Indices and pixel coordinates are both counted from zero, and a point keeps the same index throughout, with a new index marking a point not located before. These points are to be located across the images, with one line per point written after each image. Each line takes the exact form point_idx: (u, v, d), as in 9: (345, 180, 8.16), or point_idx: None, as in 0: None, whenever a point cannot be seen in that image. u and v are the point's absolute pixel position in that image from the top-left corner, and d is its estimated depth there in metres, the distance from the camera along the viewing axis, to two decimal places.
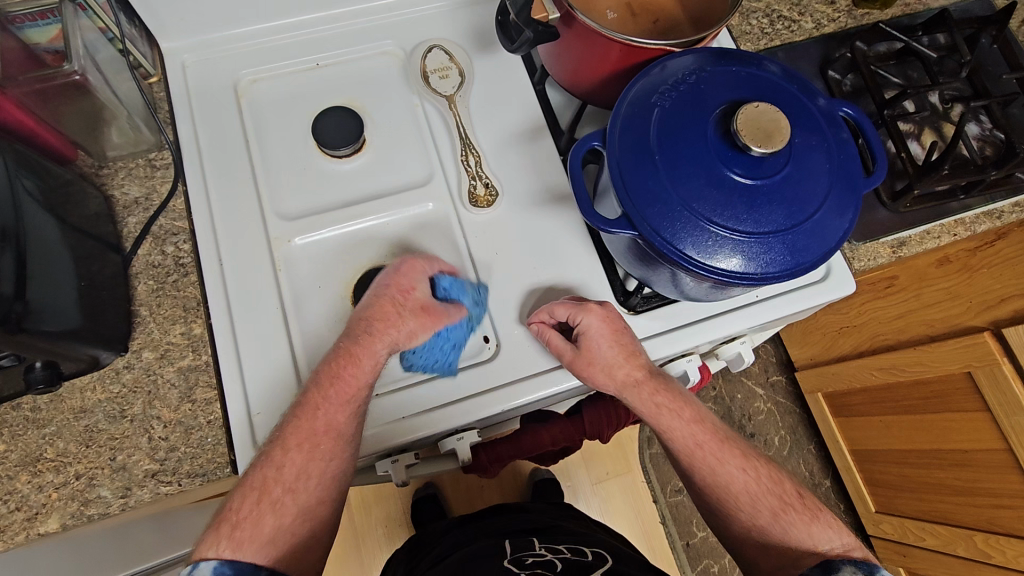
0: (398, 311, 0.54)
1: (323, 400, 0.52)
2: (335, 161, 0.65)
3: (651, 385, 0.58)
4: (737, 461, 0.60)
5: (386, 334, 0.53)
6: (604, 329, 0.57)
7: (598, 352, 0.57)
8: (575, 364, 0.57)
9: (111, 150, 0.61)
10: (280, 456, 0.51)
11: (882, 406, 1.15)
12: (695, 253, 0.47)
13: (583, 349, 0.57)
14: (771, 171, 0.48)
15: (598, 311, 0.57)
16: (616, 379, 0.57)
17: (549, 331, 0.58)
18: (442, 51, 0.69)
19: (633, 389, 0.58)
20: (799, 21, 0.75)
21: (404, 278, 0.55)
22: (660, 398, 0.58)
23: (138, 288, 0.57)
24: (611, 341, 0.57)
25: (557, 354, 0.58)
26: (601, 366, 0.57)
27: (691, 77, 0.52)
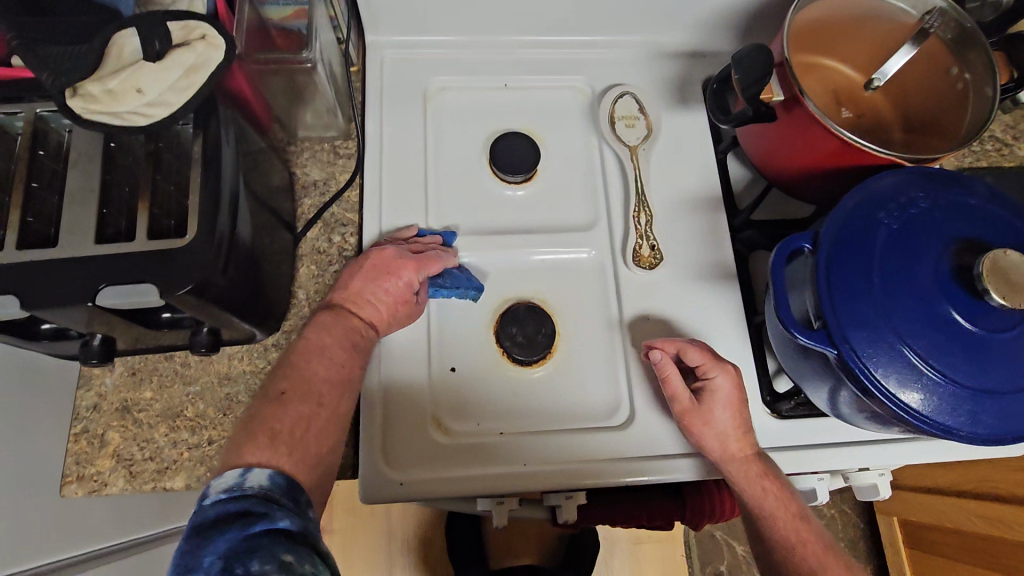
0: (408, 294, 0.53)
1: (336, 331, 0.49)
2: (505, 184, 0.65)
3: (759, 465, 0.55)
4: (844, 575, 0.53)
5: (390, 303, 0.52)
6: (732, 394, 0.54)
7: (716, 413, 0.54)
8: (687, 416, 0.55)
9: (303, 129, 0.63)
10: (318, 393, 0.45)
11: (972, 555, 1.06)
12: (900, 392, 0.43)
13: (702, 404, 0.54)
14: (1000, 326, 0.44)
15: (727, 372, 0.54)
16: (727, 449, 0.54)
17: (672, 368, 0.54)
18: (633, 98, 0.67)
19: (742, 463, 0.54)
20: (1013, 146, 0.69)
21: (428, 265, 0.54)
22: (768, 480, 0.54)
23: (301, 270, 0.58)
24: (732, 408, 0.54)
25: (670, 398, 0.55)
26: (715, 430, 0.54)
27: (925, 201, 0.48)
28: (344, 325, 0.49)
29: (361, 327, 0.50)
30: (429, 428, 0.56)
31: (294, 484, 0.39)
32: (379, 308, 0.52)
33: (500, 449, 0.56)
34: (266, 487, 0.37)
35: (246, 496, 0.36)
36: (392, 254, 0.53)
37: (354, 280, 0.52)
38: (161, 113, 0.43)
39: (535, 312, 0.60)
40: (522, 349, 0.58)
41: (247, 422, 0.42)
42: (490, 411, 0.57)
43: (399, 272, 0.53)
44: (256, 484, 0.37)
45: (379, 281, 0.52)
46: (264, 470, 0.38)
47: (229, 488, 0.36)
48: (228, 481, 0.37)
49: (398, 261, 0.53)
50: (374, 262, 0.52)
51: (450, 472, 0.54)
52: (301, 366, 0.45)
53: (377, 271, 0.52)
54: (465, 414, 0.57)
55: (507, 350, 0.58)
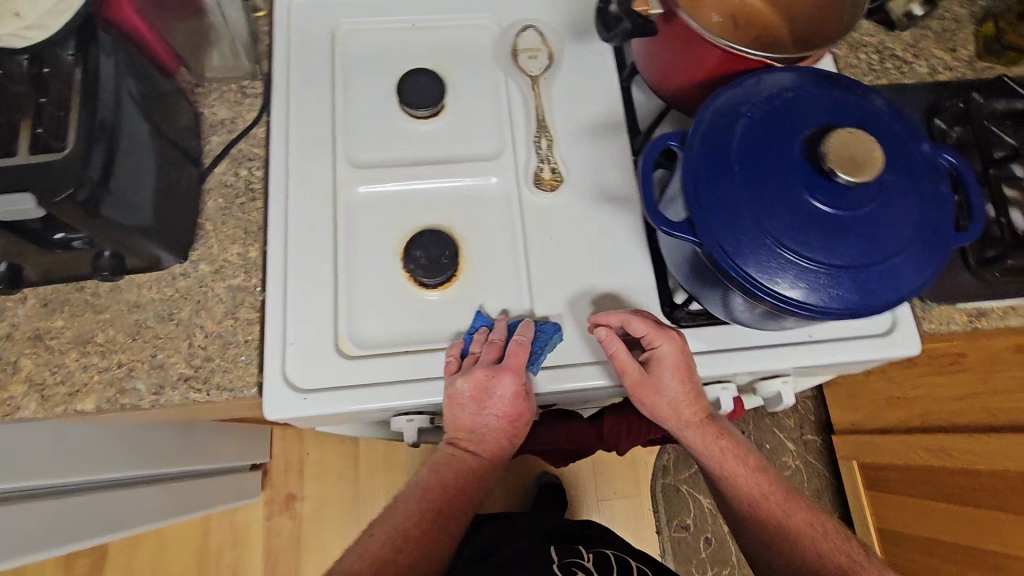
0: (517, 404, 0.54)
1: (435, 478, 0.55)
2: (412, 120, 0.67)
3: (714, 429, 0.59)
4: (804, 515, 0.59)
5: (501, 423, 0.55)
6: (678, 361, 0.55)
7: (666, 381, 0.56)
8: (638, 389, 0.56)
9: (210, 71, 0.65)
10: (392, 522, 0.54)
11: (921, 489, 1.09)
12: (754, 271, 0.45)
13: (651, 374, 0.56)
14: (854, 204, 0.45)
15: (672, 340, 0.55)
16: (681, 416, 0.57)
17: (619, 342, 0.55)
18: (536, 31, 0.69)
19: (696, 427, 0.58)
20: (912, 63, 0.71)
21: (519, 368, 0.54)
22: (723, 441, 0.59)
23: (208, 204, 0.60)
24: (680, 375, 0.56)
25: (619, 371, 0.56)
26: (666, 400, 0.57)
27: (788, 93, 0.50)
28: (456, 466, 0.55)
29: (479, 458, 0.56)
30: (334, 347, 0.56)
31: None
32: (494, 429, 0.55)
33: (407, 364, 0.56)
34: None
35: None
36: (479, 379, 0.53)
37: (462, 419, 0.54)
38: (39, 36, 0.44)
39: (438, 236, 0.61)
40: (426, 271, 0.59)
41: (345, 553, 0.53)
42: (398, 331, 0.59)
43: (495, 390, 0.53)
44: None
45: (484, 407, 0.54)
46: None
47: None
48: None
49: (491, 383, 0.53)
50: (471, 393, 0.53)
51: (351, 390, 0.55)
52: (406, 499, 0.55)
53: (478, 400, 0.54)
54: (371, 334, 0.58)
55: (411, 272, 0.60)
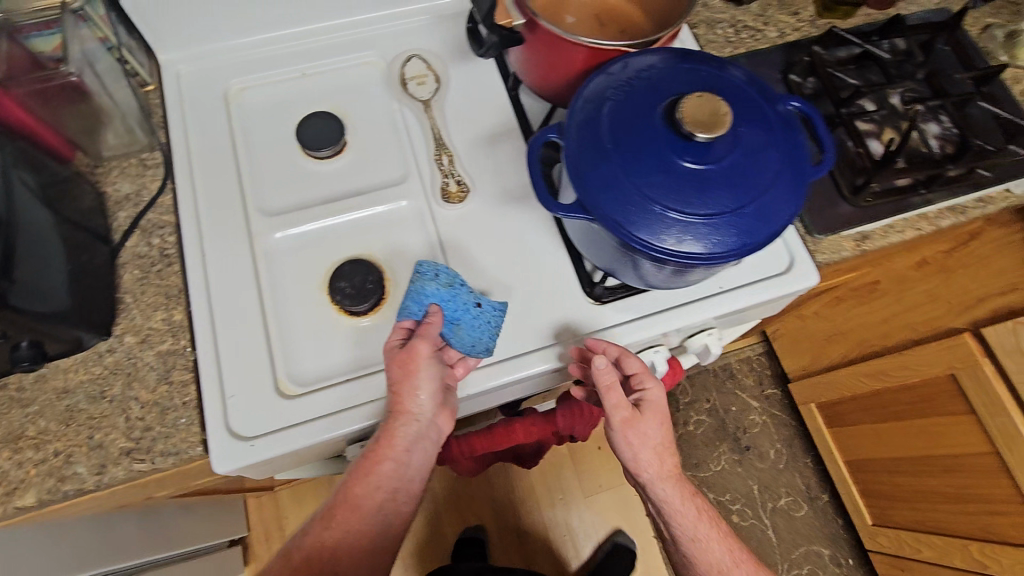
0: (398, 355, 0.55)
1: (362, 473, 0.54)
2: (317, 161, 0.69)
3: (689, 485, 0.61)
4: None
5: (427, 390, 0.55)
6: (663, 404, 0.60)
7: (653, 422, 0.59)
8: (627, 429, 0.59)
9: (107, 150, 0.65)
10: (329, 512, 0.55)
11: (873, 414, 1.16)
12: (643, 234, 0.50)
13: (640, 415, 0.59)
14: (717, 157, 0.51)
15: (659, 384, 0.60)
16: (663, 464, 0.60)
17: (613, 374, 0.57)
18: (420, 59, 0.72)
19: (677, 486, 0.60)
20: (764, 30, 0.78)
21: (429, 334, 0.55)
22: (699, 500, 0.62)
23: (124, 277, 0.60)
24: (664, 422, 0.60)
25: (609, 408, 0.58)
26: (654, 449, 0.59)
27: (644, 72, 0.55)
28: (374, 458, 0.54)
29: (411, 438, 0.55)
30: (274, 391, 0.58)
31: None
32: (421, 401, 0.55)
33: (347, 391, 0.58)
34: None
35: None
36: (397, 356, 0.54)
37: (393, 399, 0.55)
38: None
39: (360, 264, 0.63)
40: (353, 300, 0.61)
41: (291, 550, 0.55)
42: (336, 364, 0.60)
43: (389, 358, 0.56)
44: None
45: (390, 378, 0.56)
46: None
47: None
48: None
49: (407, 355, 0.54)
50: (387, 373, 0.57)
51: (298, 427, 0.56)
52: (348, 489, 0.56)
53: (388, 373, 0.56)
54: (310, 371, 0.60)
55: (340, 304, 0.61)
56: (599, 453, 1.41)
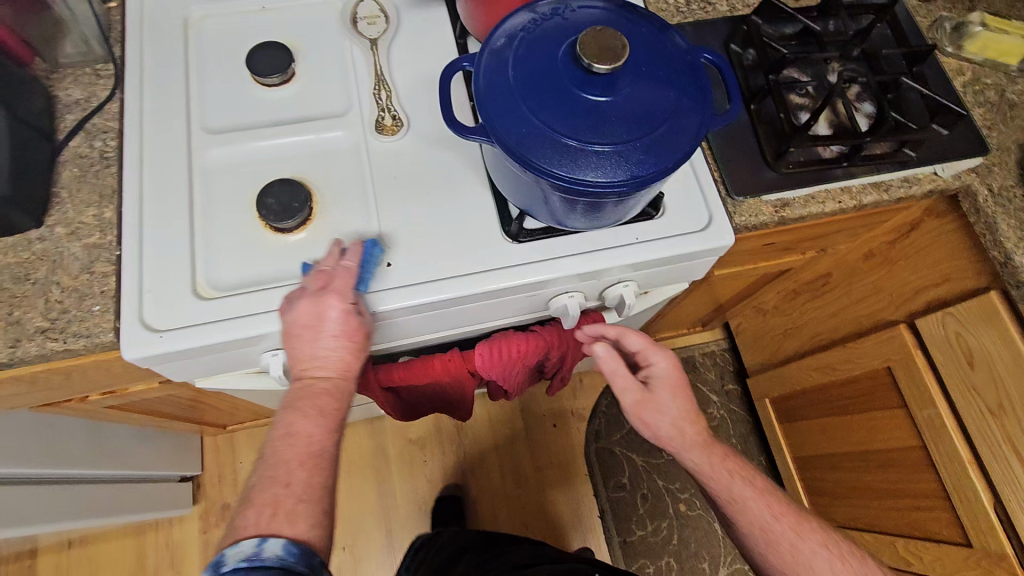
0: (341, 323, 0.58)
1: (313, 408, 0.57)
2: (266, 89, 0.72)
3: (719, 451, 0.71)
4: (819, 543, 0.68)
5: (336, 337, 0.58)
6: (671, 374, 0.71)
7: (665, 396, 0.71)
8: (643, 403, 0.71)
9: (64, 58, 0.69)
10: (285, 473, 0.53)
11: (818, 408, 1.16)
12: (538, 160, 0.52)
13: (652, 388, 0.71)
14: (615, 93, 0.53)
15: (666, 357, 0.71)
16: (683, 433, 0.71)
17: (614, 356, 0.70)
18: (374, 1, 0.75)
19: (700, 445, 0.71)
20: (714, 4, 0.80)
21: (340, 283, 0.59)
22: (728, 462, 0.71)
23: (63, 174, 0.63)
24: (671, 393, 0.71)
25: (622, 391, 0.71)
26: (670, 420, 0.71)
27: (559, 12, 0.58)
28: (312, 392, 0.58)
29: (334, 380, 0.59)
30: (189, 290, 0.60)
31: (309, 551, 0.49)
32: (333, 349, 0.58)
33: (260, 297, 0.60)
34: (281, 556, 0.48)
35: (265, 566, 0.47)
36: (306, 305, 0.58)
37: (299, 347, 0.58)
38: None
39: (288, 183, 0.65)
40: (277, 216, 0.63)
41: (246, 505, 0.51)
42: (254, 273, 0.63)
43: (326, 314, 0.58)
44: (272, 554, 0.47)
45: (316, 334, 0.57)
46: (278, 540, 0.48)
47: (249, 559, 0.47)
48: (247, 550, 0.47)
49: (318, 305, 0.58)
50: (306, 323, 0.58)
51: (207, 325, 0.59)
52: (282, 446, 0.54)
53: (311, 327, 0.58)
54: (226, 278, 0.62)
55: (265, 220, 0.64)
56: (552, 431, 1.43)
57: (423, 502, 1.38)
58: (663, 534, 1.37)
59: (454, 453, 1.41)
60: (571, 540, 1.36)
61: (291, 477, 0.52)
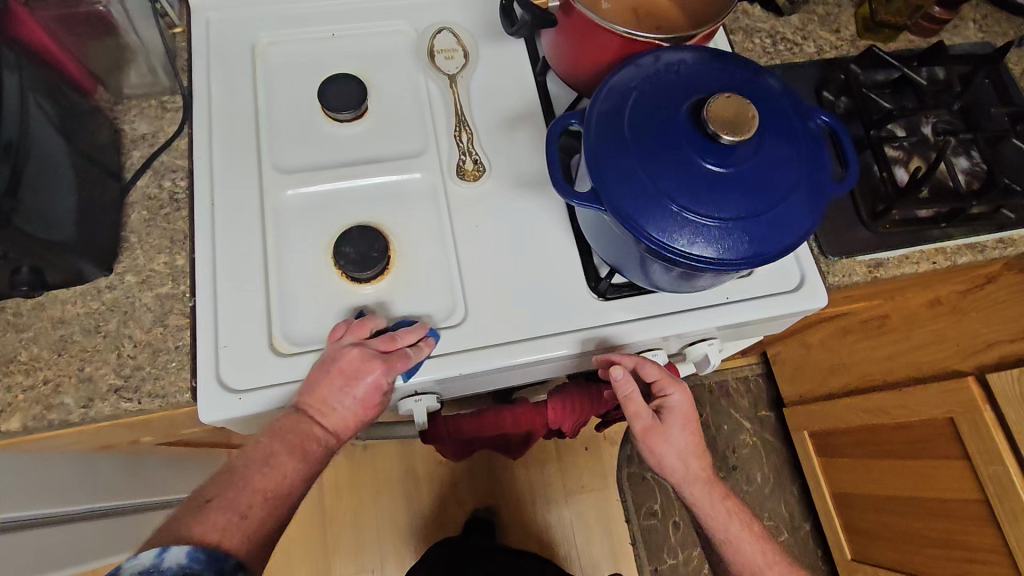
0: (372, 396, 0.55)
1: (295, 451, 0.53)
2: (337, 124, 0.68)
3: (720, 490, 0.68)
4: None
5: (351, 405, 0.55)
6: (685, 406, 0.64)
7: (675, 428, 0.64)
8: (650, 435, 0.63)
9: (128, 88, 0.65)
10: (242, 505, 0.49)
11: (865, 448, 1.14)
12: (656, 232, 0.49)
13: (663, 420, 0.63)
14: (739, 162, 0.50)
15: (680, 388, 0.64)
16: (688, 467, 0.65)
17: (632, 383, 0.60)
18: (451, 33, 0.72)
19: (702, 480, 0.66)
20: (802, 44, 0.77)
21: (396, 366, 0.55)
22: (728, 501, 0.68)
23: (132, 216, 0.60)
24: (682, 425, 0.64)
25: (633, 416, 0.62)
26: (677, 453, 0.64)
27: (676, 68, 0.54)
28: (303, 432, 0.53)
29: (320, 431, 0.54)
30: (267, 345, 0.57)
31: (215, 556, 0.46)
32: (341, 413, 0.55)
33: None
34: (183, 564, 0.44)
35: (163, 575, 0.43)
36: (357, 355, 0.54)
37: (320, 384, 0.54)
38: None
39: (367, 231, 0.62)
40: (356, 266, 0.60)
41: (164, 529, 0.47)
42: (333, 328, 0.60)
43: (365, 375, 0.54)
44: (171, 564, 0.43)
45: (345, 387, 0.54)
46: (180, 548, 0.44)
47: (142, 570, 0.42)
48: (143, 561, 0.43)
49: (365, 363, 0.54)
50: (342, 366, 0.54)
51: (288, 384, 0.56)
52: (249, 475, 0.51)
53: (338, 378, 0.54)
54: (305, 331, 0.59)
55: (343, 269, 0.61)
56: (584, 455, 1.40)
57: (453, 525, 1.35)
58: (694, 564, 1.36)
59: (485, 475, 1.39)
60: (602, 568, 1.34)
61: (249, 511, 0.50)
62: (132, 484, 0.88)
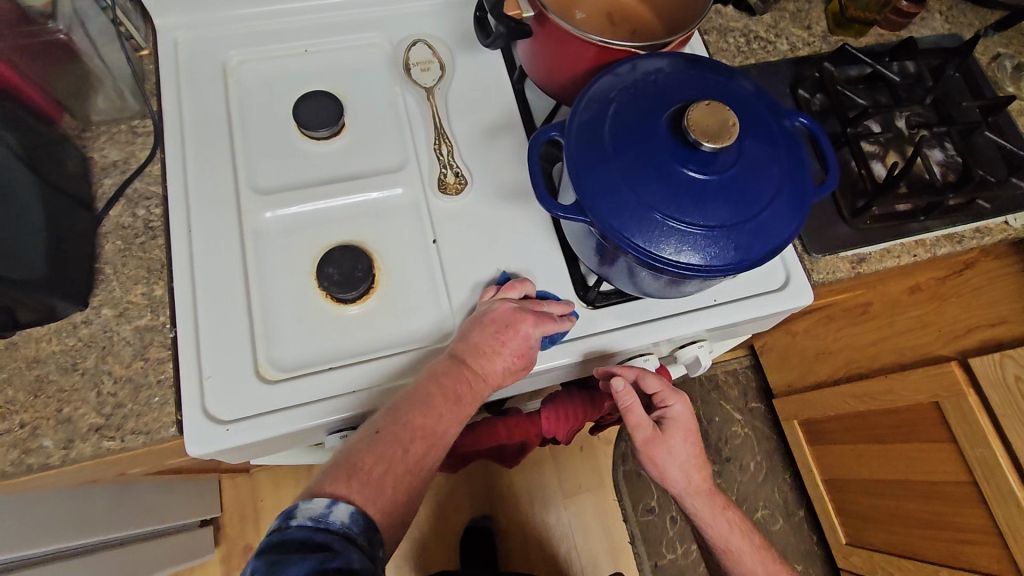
0: (526, 352, 0.56)
1: (448, 396, 0.53)
2: (314, 142, 0.67)
3: (719, 499, 0.70)
4: None
5: (505, 358, 0.56)
6: (686, 419, 0.64)
7: (677, 441, 0.64)
8: (650, 445, 0.64)
9: (96, 114, 0.63)
10: (406, 438, 0.51)
11: (854, 434, 1.16)
12: (642, 243, 0.49)
13: (664, 431, 0.64)
14: (721, 169, 0.50)
15: (683, 400, 0.64)
16: (689, 478, 0.67)
17: (634, 396, 0.60)
18: (425, 45, 0.71)
19: (701, 489, 0.68)
20: (775, 42, 0.77)
21: (544, 322, 0.57)
22: (728, 512, 0.71)
23: (105, 247, 0.58)
24: (683, 437, 0.64)
25: (634, 428, 0.63)
26: (676, 464, 0.65)
27: (653, 77, 0.54)
28: (458, 378, 0.54)
29: (474, 380, 0.55)
30: (253, 373, 0.56)
31: (371, 523, 0.47)
32: (495, 361, 0.55)
33: (330, 381, 0.56)
34: (347, 525, 0.45)
35: (331, 530, 0.44)
36: (508, 310, 0.56)
37: (474, 333, 0.56)
38: None
39: (350, 251, 0.61)
40: (341, 287, 0.59)
41: (339, 461, 0.50)
42: (318, 352, 0.59)
43: (518, 329, 0.56)
44: (339, 521, 0.45)
45: (497, 345, 0.55)
46: (347, 506, 0.46)
47: (315, 516, 0.45)
48: (317, 508, 0.45)
49: (514, 315, 0.56)
50: (492, 317, 0.56)
51: (276, 412, 0.55)
52: (415, 413, 0.52)
53: (490, 332, 0.55)
54: (291, 357, 0.58)
55: (327, 291, 0.60)
56: (579, 456, 1.40)
57: (451, 533, 1.35)
58: (693, 557, 1.37)
59: (481, 480, 1.38)
60: (602, 567, 1.34)
61: (410, 446, 0.51)
62: (119, 516, 0.86)
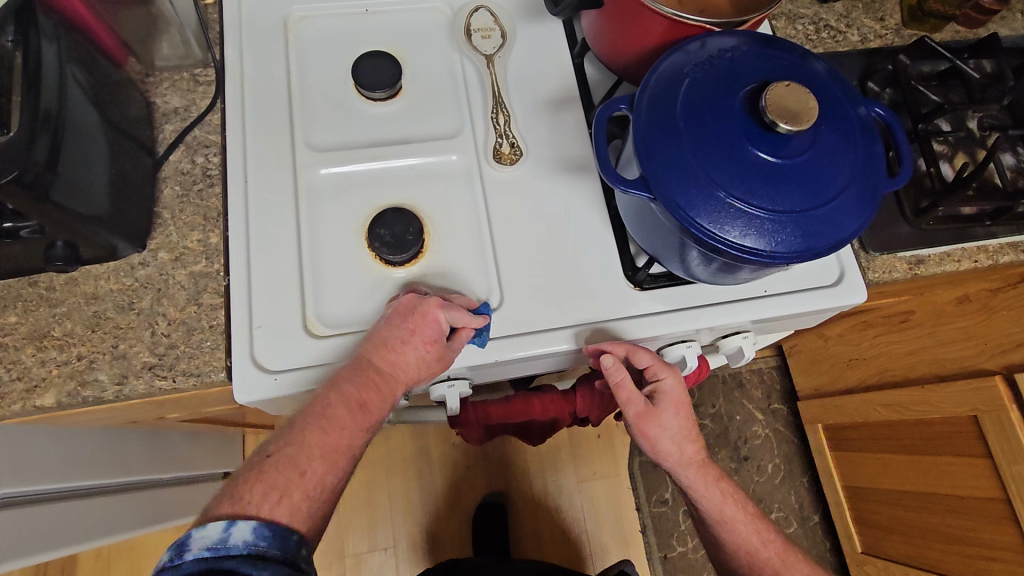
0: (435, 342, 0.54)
1: (355, 404, 0.50)
2: (370, 104, 0.66)
3: (714, 471, 0.66)
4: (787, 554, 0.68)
5: (417, 351, 0.53)
6: (678, 392, 0.61)
7: (669, 413, 0.61)
8: (642, 418, 0.61)
9: (160, 60, 0.64)
10: (304, 460, 0.47)
11: (882, 443, 1.14)
12: (707, 222, 0.48)
13: (655, 405, 0.61)
14: (794, 152, 0.49)
15: (673, 372, 0.61)
16: (682, 450, 0.63)
17: (624, 372, 0.58)
18: (488, 11, 0.70)
19: (696, 461, 0.64)
20: (846, 32, 0.75)
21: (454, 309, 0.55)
22: (722, 483, 0.66)
23: (164, 191, 0.59)
24: (674, 410, 0.61)
25: (625, 403, 0.60)
26: (669, 436, 0.62)
27: (728, 55, 0.53)
28: (369, 382, 0.51)
29: (387, 378, 0.53)
30: (302, 327, 0.57)
31: (281, 531, 0.44)
32: (407, 357, 0.53)
33: None
34: (252, 540, 0.42)
35: (231, 555, 0.41)
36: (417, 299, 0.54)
37: (384, 333, 0.53)
38: None
39: (403, 214, 0.61)
40: (391, 248, 0.59)
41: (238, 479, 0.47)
42: (366, 312, 0.59)
43: (423, 322, 0.53)
44: (240, 540, 0.42)
45: (406, 347, 0.53)
46: (248, 523, 0.43)
47: (212, 544, 0.41)
48: (213, 536, 0.42)
49: (422, 303, 0.54)
50: (401, 312, 0.54)
51: (322, 367, 0.56)
52: (310, 429, 0.48)
53: (406, 325, 0.53)
54: (339, 315, 0.58)
55: (377, 251, 0.60)
56: (598, 441, 1.40)
57: (465, 506, 1.37)
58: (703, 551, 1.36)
59: (498, 458, 1.39)
60: (612, 553, 1.35)
61: (307, 468, 0.47)
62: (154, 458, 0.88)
